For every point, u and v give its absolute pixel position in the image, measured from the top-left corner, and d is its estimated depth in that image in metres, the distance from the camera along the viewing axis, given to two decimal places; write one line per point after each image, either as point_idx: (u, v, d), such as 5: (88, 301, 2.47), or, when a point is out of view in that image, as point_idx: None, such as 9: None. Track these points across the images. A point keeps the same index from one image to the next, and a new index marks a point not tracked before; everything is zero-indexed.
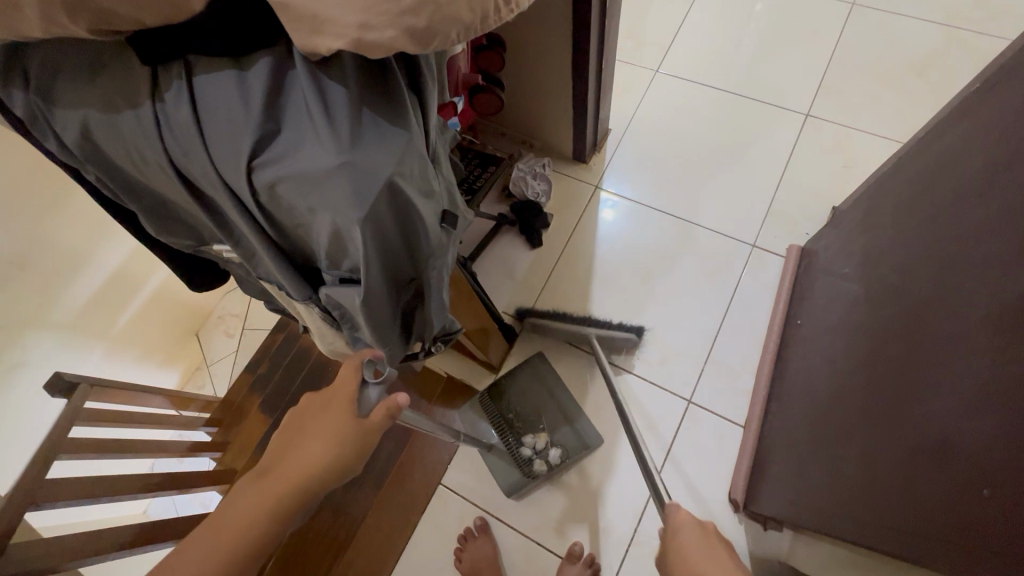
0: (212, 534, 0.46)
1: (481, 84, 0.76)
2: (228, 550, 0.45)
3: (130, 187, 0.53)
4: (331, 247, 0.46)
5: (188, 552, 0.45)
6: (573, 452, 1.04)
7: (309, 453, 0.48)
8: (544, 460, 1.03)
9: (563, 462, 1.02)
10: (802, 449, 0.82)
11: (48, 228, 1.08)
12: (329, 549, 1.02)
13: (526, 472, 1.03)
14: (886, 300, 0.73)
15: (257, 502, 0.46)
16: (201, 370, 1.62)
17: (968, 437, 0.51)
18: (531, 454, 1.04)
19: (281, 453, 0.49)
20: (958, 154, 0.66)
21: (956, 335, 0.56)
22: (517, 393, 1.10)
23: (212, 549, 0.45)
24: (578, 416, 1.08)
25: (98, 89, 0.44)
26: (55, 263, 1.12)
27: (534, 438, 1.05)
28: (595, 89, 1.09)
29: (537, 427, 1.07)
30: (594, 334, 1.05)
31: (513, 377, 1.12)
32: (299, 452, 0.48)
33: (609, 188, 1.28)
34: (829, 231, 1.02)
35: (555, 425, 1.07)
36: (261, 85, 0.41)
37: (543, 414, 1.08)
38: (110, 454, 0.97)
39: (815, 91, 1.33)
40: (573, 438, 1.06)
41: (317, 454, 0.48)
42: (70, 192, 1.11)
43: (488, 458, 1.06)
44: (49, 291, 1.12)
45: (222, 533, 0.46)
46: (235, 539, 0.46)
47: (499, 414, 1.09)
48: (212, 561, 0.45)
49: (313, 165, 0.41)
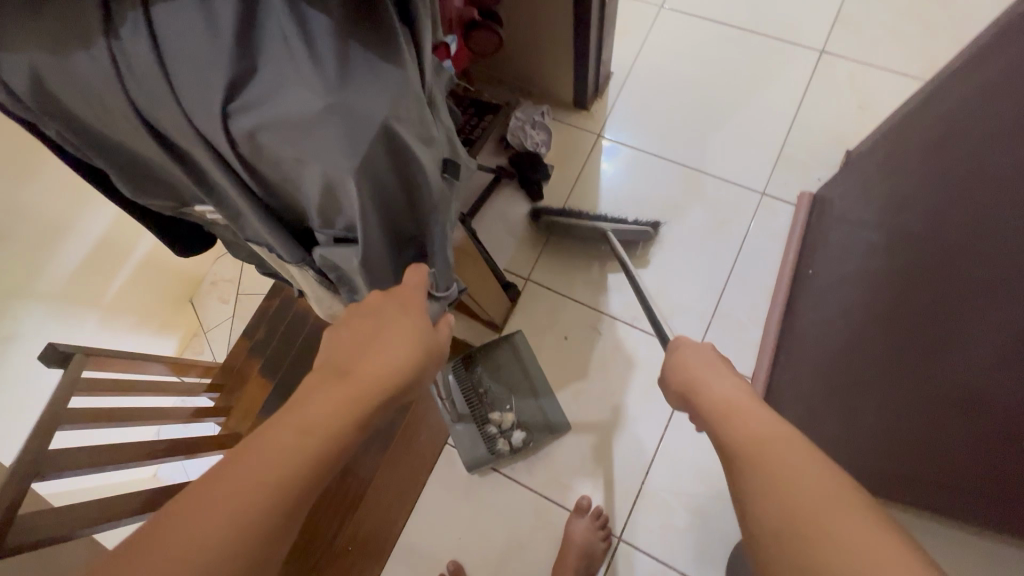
0: (261, 460, 0.37)
1: (477, 19, 0.68)
2: (284, 481, 0.37)
3: (97, 143, 0.48)
4: (324, 202, 0.42)
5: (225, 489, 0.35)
6: (538, 433, 1.02)
7: (391, 354, 0.44)
8: (508, 440, 1.02)
9: (526, 445, 1.01)
10: (814, 399, 0.81)
11: (23, 195, 1.02)
12: (338, 511, 0.99)
13: (489, 449, 1.02)
14: (909, 246, 0.69)
15: (331, 409, 0.40)
16: (198, 337, 1.59)
17: (1004, 388, 0.48)
18: (496, 432, 1.02)
19: (351, 356, 0.44)
20: (995, 84, 0.60)
21: (987, 281, 0.53)
22: (492, 366, 1.07)
23: (261, 481, 0.36)
24: (548, 397, 1.05)
25: (44, 27, 0.38)
26: (36, 231, 1.06)
27: (500, 416, 1.03)
28: (598, 27, 1.01)
29: (505, 405, 1.04)
30: (610, 229, 1.05)
31: (490, 350, 1.08)
32: (379, 353, 0.44)
33: (610, 136, 1.22)
34: (845, 175, 0.97)
35: (522, 405, 1.04)
36: (230, 14, 0.35)
37: (514, 392, 1.05)
38: (114, 424, 0.96)
39: (830, 26, 1.25)
40: (539, 420, 1.03)
41: (400, 355, 0.45)
42: (43, 154, 1.04)
43: (455, 431, 1.04)
44: (31, 261, 1.07)
45: (275, 457, 0.37)
46: (293, 463, 0.37)
47: (471, 385, 1.05)
48: (261, 496, 0.36)
49: (298, 109, 0.36)
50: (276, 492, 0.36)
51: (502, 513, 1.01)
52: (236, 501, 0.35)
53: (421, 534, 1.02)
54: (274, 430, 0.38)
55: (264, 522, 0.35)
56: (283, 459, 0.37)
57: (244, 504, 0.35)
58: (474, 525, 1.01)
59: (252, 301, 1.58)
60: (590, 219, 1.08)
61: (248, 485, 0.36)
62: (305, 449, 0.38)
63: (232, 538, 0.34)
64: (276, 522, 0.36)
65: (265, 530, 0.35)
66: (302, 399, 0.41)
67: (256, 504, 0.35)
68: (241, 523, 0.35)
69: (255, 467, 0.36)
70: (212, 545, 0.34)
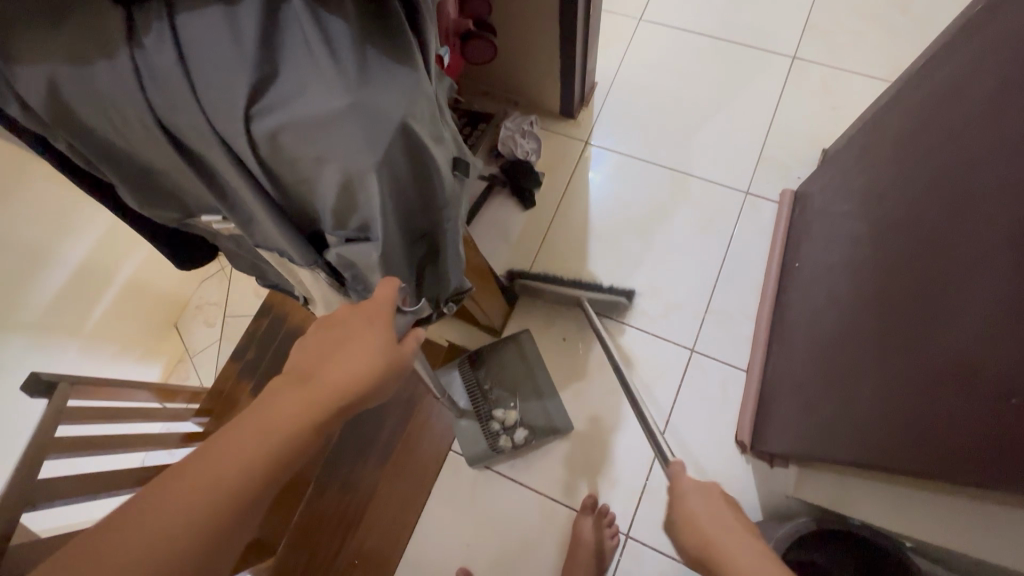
0: (218, 460, 0.39)
1: (472, 30, 0.71)
2: (234, 483, 0.39)
3: (107, 155, 0.49)
4: (340, 202, 0.44)
5: (182, 486, 0.37)
6: (540, 433, 1.03)
7: (351, 362, 0.45)
8: (510, 437, 1.03)
9: (528, 443, 1.02)
10: (808, 384, 0.84)
11: (5, 225, 1.02)
12: (341, 525, 1.01)
13: (492, 445, 1.03)
14: (890, 232, 0.73)
15: (289, 414, 0.42)
16: (184, 362, 1.55)
17: (987, 353, 0.50)
18: (498, 429, 1.03)
19: (314, 363, 0.45)
20: (967, 76, 0.64)
21: (969, 258, 0.55)
22: (496, 366, 1.08)
23: (217, 483, 0.38)
24: (551, 397, 1.06)
25: (63, 40, 0.39)
26: (16, 261, 1.05)
27: (503, 414, 1.04)
28: (582, 40, 1.05)
29: (509, 403, 1.05)
30: (586, 299, 1.07)
31: (494, 348, 1.09)
32: (340, 360, 0.45)
33: (598, 143, 1.26)
34: (823, 172, 1.02)
35: (527, 404, 1.05)
36: (254, 21, 0.37)
37: (517, 392, 1.06)
38: (103, 451, 0.94)
39: (800, 33, 1.31)
40: (543, 420, 1.04)
41: (361, 365, 0.45)
42: (20, 183, 1.03)
43: (460, 426, 1.05)
44: (13, 291, 1.05)
45: (232, 458, 0.39)
46: (243, 465, 0.39)
47: (476, 382, 1.06)
48: (213, 493, 0.38)
49: (318, 110, 0.38)
50: (227, 493, 0.38)
51: (507, 519, 1.01)
52: (193, 500, 0.37)
53: (425, 546, 1.01)
54: (230, 432, 0.40)
55: (215, 520, 0.38)
56: (234, 462, 0.39)
57: (190, 505, 0.37)
58: (479, 532, 1.01)
59: (238, 325, 1.53)
60: (565, 284, 1.08)
61: (204, 484, 0.38)
62: (259, 452, 0.40)
63: (191, 533, 0.37)
64: (234, 518, 0.39)
65: (223, 523, 0.38)
66: (262, 404, 0.43)
67: (208, 503, 0.38)
68: (198, 520, 0.37)
69: (207, 469, 0.38)
70: (170, 540, 0.36)
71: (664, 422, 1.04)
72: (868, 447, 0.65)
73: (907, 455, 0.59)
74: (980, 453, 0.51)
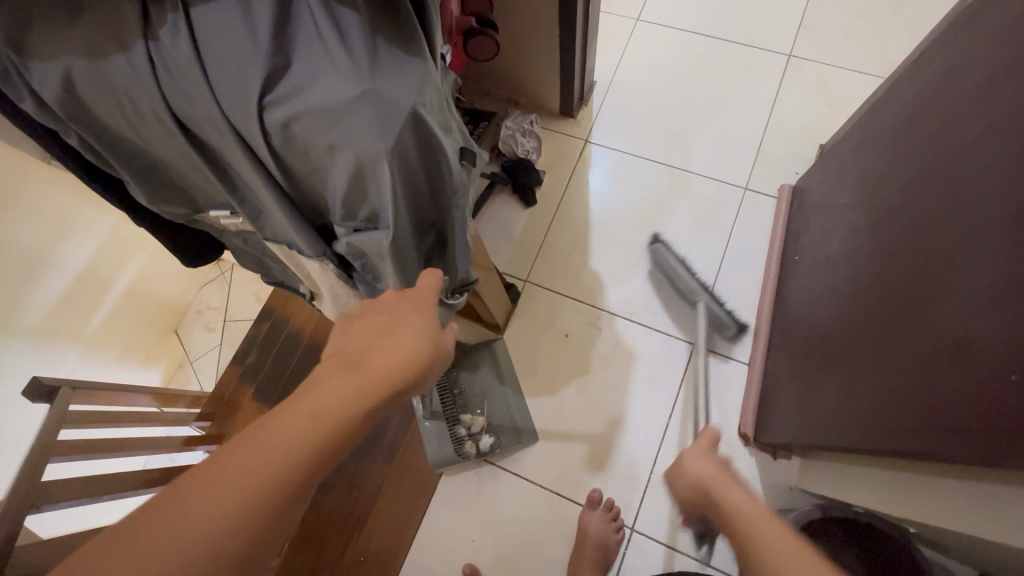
0: (259, 449, 0.37)
1: (475, 26, 0.72)
2: (284, 470, 0.37)
3: (117, 149, 0.49)
4: (351, 191, 0.45)
5: (220, 476, 0.35)
6: (504, 442, 1.04)
7: (401, 348, 0.44)
8: (475, 443, 1.03)
9: (493, 450, 1.03)
10: (810, 374, 0.84)
11: (5, 230, 1.02)
12: (346, 525, 1.02)
13: (456, 450, 1.03)
14: (886, 220, 0.74)
15: (338, 398, 0.40)
16: (184, 367, 1.54)
17: (985, 332, 0.51)
18: (465, 433, 1.04)
19: (363, 348, 0.44)
20: (958, 67, 0.66)
21: (966, 241, 0.56)
22: (468, 371, 1.10)
23: (255, 474, 0.36)
24: (517, 405, 1.08)
25: (79, 33, 0.40)
26: (16, 265, 1.05)
27: (470, 419, 1.05)
28: (581, 39, 1.07)
29: (475, 409, 1.07)
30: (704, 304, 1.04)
31: (468, 353, 1.11)
32: (390, 346, 0.44)
33: (598, 141, 1.27)
34: (820, 166, 1.04)
35: (491, 411, 1.07)
36: (267, 12, 0.38)
37: (486, 399, 1.08)
38: (106, 454, 0.93)
39: (795, 32, 1.33)
40: (507, 425, 1.06)
41: (409, 351, 0.44)
42: (21, 189, 1.04)
43: (426, 429, 1.05)
44: (12, 296, 1.05)
45: (274, 446, 0.37)
46: (294, 452, 0.37)
47: (445, 387, 1.08)
48: (261, 480, 0.36)
49: (331, 97, 0.39)
50: (276, 482, 0.36)
51: (513, 514, 1.02)
52: (230, 493, 0.35)
53: (432, 544, 1.01)
54: (281, 417, 0.38)
55: (264, 510, 0.36)
56: (284, 448, 0.37)
57: (239, 494, 0.35)
58: (485, 528, 1.01)
59: (239, 328, 1.53)
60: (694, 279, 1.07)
61: (255, 472, 0.36)
62: (301, 440, 0.38)
63: (225, 529, 0.34)
64: (278, 512, 0.36)
65: (259, 520, 0.35)
66: (309, 387, 0.41)
67: (255, 491, 0.35)
68: (232, 515, 0.35)
69: (256, 455, 0.36)
70: (203, 535, 0.34)
71: (667, 417, 1.05)
72: (866, 432, 0.66)
73: (901, 437, 0.60)
74: (977, 430, 0.50)
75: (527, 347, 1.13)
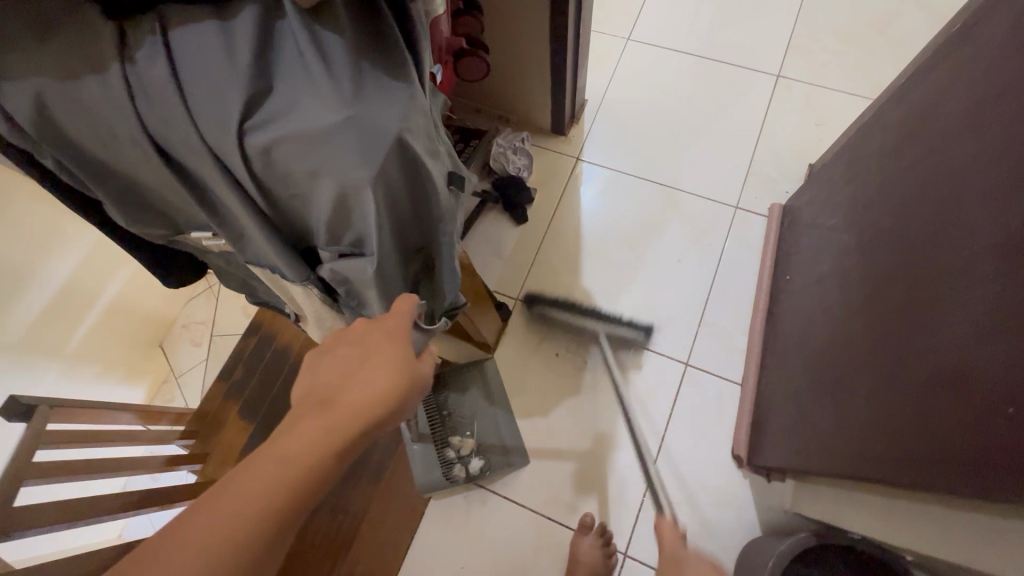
0: (227, 501, 0.36)
1: (465, 48, 0.72)
2: (260, 516, 0.36)
3: (95, 171, 0.47)
4: (335, 217, 0.44)
5: (189, 532, 0.35)
6: (494, 465, 1.02)
7: (375, 382, 0.43)
8: (464, 467, 1.01)
9: (482, 474, 1.00)
10: (803, 395, 0.83)
11: None
12: (329, 552, 0.98)
13: (445, 474, 1.01)
14: (878, 242, 0.74)
15: (308, 442, 0.39)
16: (168, 384, 1.50)
17: (982, 361, 0.50)
18: (454, 457, 1.02)
19: (335, 385, 0.43)
20: (947, 91, 0.67)
21: (961, 267, 0.56)
22: (459, 390, 1.07)
23: (226, 525, 0.35)
24: (509, 425, 1.06)
25: (52, 55, 0.39)
26: None
27: (460, 441, 1.02)
28: (572, 59, 1.07)
29: (465, 432, 1.04)
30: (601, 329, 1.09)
31: (458, 374, 1.09)
32: (361, 382, 0.43)
33: (589, 158, 1.27)
34: (811, 186, 1.04)
35: (483, 433, 1.05)
36: (248, 37, 0.37)
37: (477, 420, 1.05)
38: (87, 475, 0.88)
39: (783, 53, 1.35)
40: (497, 446, 1.04)
41: (381, 385, 0.43)
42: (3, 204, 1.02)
43: (415, 451, 1.03)
44: None
45: (243, 497, 0.36)
46: (269, 498, 0.37)
47: (436, 408, 1.05)
48: (237, 530, 0.35)
49: (313, 123, 0.38)
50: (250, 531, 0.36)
51: (504, 538, 0.99)
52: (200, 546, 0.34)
53: (421, 571, 0.98)
54: (254, 462, 0.38)
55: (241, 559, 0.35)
56: (256, 495, 0.36)
57: (213, 546, 0.34)
58: (475, 554, 0.99)
59: (225, 343, 1.50)
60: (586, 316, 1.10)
61: (230, 521, 0.35)
62: (273, 484, 0.37)
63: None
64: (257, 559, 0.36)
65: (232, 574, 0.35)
66: (284, 430, 0.40)
67: (231, 541, 0.35)
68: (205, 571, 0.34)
69: (229, 504, 0.36)
70: None
71: (659, 439, 1.03)
72: (860, 459, 0.65)
73: (896, 465, 0.59)
74: (974, 461, 0.49)
75: (517, 366, 1.11)
